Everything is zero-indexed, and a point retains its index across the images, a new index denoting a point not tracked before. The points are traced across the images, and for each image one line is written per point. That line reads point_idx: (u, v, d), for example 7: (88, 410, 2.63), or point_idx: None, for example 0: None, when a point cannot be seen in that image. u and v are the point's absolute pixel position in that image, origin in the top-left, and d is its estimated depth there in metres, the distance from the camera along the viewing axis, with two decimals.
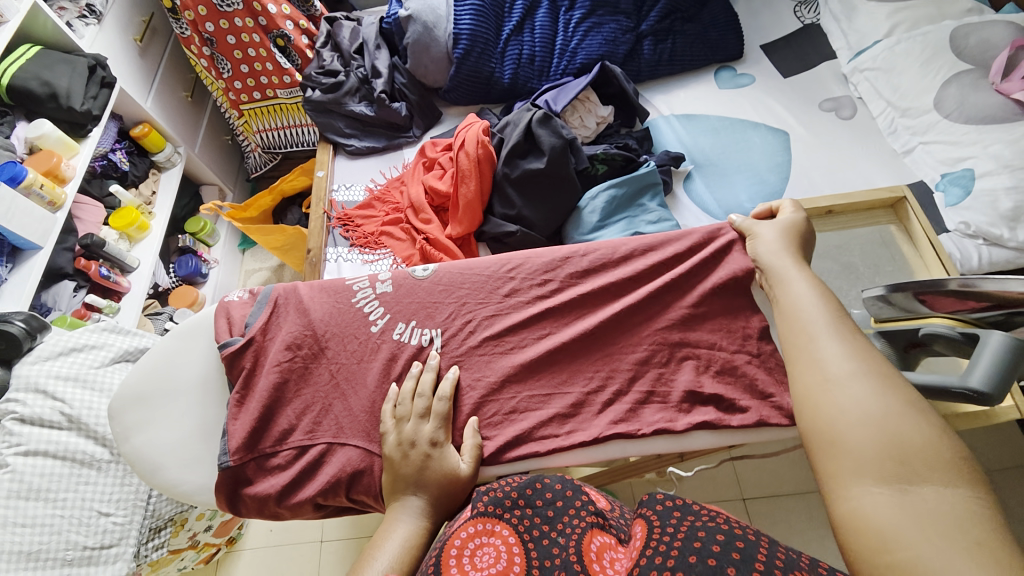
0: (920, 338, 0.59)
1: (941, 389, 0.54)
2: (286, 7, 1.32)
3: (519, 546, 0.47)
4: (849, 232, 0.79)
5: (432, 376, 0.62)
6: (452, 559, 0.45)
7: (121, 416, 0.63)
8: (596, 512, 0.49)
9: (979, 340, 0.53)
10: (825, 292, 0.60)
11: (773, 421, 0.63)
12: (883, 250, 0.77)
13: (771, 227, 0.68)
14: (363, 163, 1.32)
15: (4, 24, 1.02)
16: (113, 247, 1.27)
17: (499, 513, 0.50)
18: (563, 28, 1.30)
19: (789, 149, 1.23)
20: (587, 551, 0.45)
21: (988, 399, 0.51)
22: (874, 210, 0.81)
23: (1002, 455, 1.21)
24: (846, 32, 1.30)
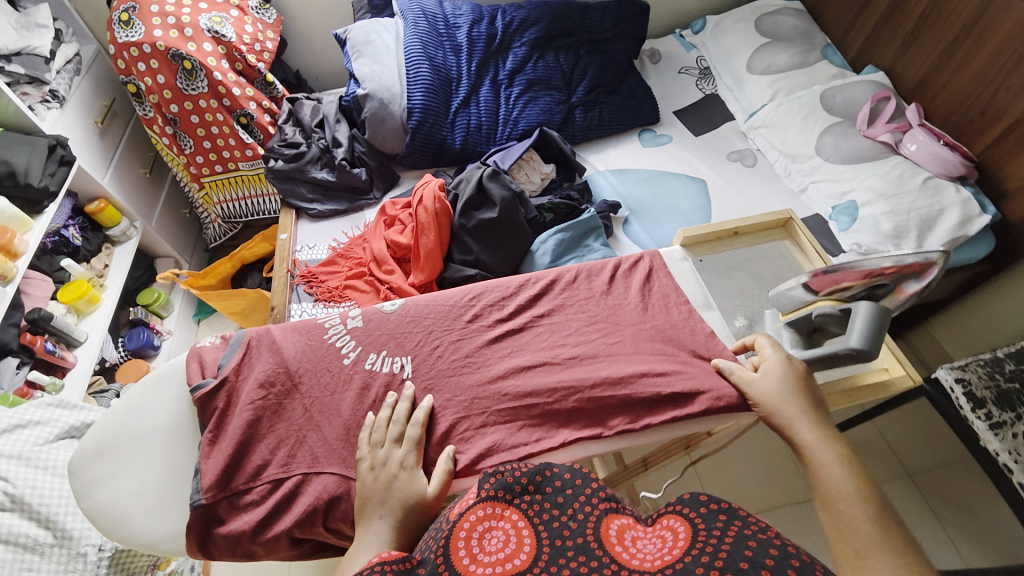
0: (814, 321, 0.72)
1: (833, 354, 0.68)
2: (250, 90, 1.43)
3: (528, 529, 0.49)
4: (753, 249, 0.91)
5: (407, 404, 0.66)
6: (462, 543, 0.47)
7: (83, 471, 0.63)
8: (610, 497, 0.52)
9: (852, 312, 0.68)
10: (865, 487, 0.54)
11: (710, 411, 0.71)
12: (783, 261, 0.89)
13: (779, 388, 0.66)
14: (327, 224, 1.39)
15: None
16: (61, 320, 1.24)
17: (508, 498, 0.52)
18: (504, 101, 1.49)
19: (707, 193, 1.42)
20: (606, 536, 0.48)
21: (866, 353, 0.66)
22: (770, 229, 0.93)
23: (940, 453, 1.33)
24: (739, 99, 1.56)
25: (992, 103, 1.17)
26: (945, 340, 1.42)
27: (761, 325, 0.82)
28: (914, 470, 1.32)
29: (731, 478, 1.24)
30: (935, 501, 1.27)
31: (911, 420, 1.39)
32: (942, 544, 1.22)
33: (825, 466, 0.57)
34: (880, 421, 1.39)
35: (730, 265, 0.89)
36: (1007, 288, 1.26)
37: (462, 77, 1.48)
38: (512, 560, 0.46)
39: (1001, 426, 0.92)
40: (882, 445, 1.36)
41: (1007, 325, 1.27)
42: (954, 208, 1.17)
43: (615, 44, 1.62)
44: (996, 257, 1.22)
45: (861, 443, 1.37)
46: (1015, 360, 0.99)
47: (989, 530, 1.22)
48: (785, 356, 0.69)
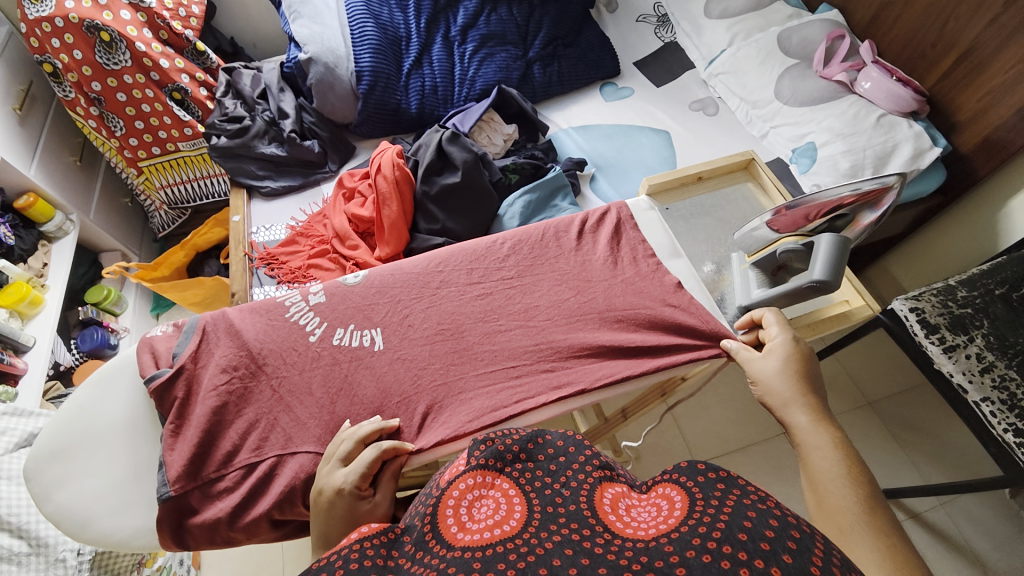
0: (779, 259, 0.74)
1: (799, 287, 0.70)
2: (180, 61, 1.31)
3: (520, 498, 0.48)
4: (717, 194, 0.91)
5: (375, 428, 0.60)
6: (450, 510, 0.47)
7: (38, 476, 0.60)
8: (604, 466, 0.52)
9: (814, 243, 0.69)
10: (854, 469, 0.52)
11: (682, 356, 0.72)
12: (746, 204, 0.90)
13: (780, 370, 0.63)
14: (282, 203, 1.32)
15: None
16: (4, 326, 1.15)
17: (500, 467, 0.52)
18: (458, 60, 1.42)
19: (671, 145, 1.41)
20: (600, 505, 0.47)
21: (827, 284, 0.67)
22: (733, 172, 0.93)
23: (899, 380, 1.42)
24: (698, 45, 1.54)
25: (942, 35, 1.18)
26: (900, 275, 1.49)
27: (729, 268, 0.84)
28: (875, 398, 1.41)
29: (707, 420, 1.30)
30: (894, 425, 1.37)
31: (872, 351, 1.47)
32: (903, 464, 1.32)
33: (816, 449, 0.55)
34: (843, 355, 1.46)
35: (696, 211, 0.89)
36: (957, 219, 1.32)
37: (412, 36, 1.40)
38: (502, 524, 0.45)
39: (954, 348, 0.98)
40: (846, 378, 1.44)
41: (957, 254, 1.34)
42: (907, 142, 1.20)
43: None
44: (947, 189, 1.27)
45: (827, 378, 1.44)
46: (966, 287, 1.04)
47: (943, 448, 1.33)
48: (798, 339, 0.66)
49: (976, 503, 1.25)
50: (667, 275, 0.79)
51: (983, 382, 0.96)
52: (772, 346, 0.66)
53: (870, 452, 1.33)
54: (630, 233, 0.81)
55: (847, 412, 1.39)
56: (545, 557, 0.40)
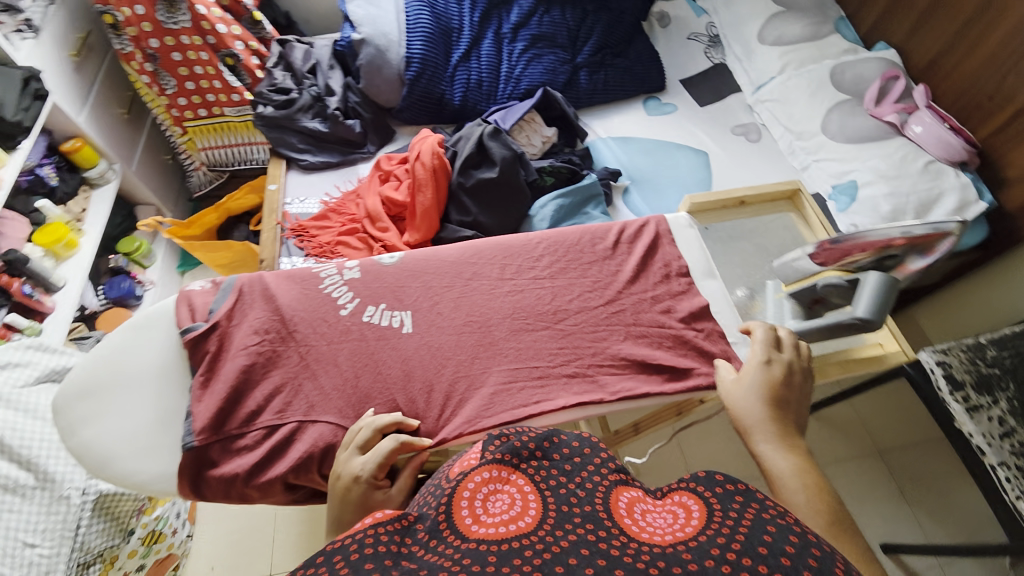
0: (819, 292, 0.74)
1: (840, 323, 0.70)
2: (237, 28, 1.33)
3: (535, 495, 0.48)
4: (759, 219, 0.91)
5: (389, 420, 0.60)
6: (465, 503, 0.47)
7: (67, 410, 0.61)
8: (619, 471, 0.52)
9: (861, 281, 0.69)
10: (817, 494, 0.53)
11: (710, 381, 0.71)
12: (786, 233, 0.89)
13: (751, 394, 0.63)
14: (318, 177, 1.34)
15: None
16: (40, 263, 1.20)
17: (516, 463, 0.52)
18: (507, 57, 1.43)
19: (709, 166, 1.40)
20: (616, 508, 0.47)
21: (870, 324, 0.68)
22: (776, 200, 0.93)
23: (912, 432, 1.39)
24: (748, 70, 1.53)
25: (1001, 88, 1.15)
26: (928, 326, 1.46)
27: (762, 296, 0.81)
28: (887, 447, 1.38)
29: (712, 448, 1.28)
30: (902, 478, 1.34)
31: (889, 401, 1.44)
32: (906, 518, 1.29)
33: (779, 477, 0.55)
34: (858, 399, 1.44)
35: (733, 233, 0.89)
36: (993, 276, 1.29)
37: (464, 28, 1.41)
38: (519, 519, 0.45)
39: (977, 409, 0.95)
40: (859, 424, 1.41)
41: (989, 312, 1.30)
42: (953, 193, 1.17)
43: (624, 3, 1.54)
44: (989, 244, 1.24)
45: (839, 419, 1.41)
46: (996, 346, 1.02)
47: (949, 506, 1.30)
48: (772, 362, 0.66)
49: (976, 568, 1.22)
50: (699, 295, 0.77)
51: (1002, 446, 0.93)
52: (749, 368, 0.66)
53: (874, 502, 1.31)
54: (666, 248, 0.81)
55: (854, 458, 1.36)
56: (561, 556, 0.40)
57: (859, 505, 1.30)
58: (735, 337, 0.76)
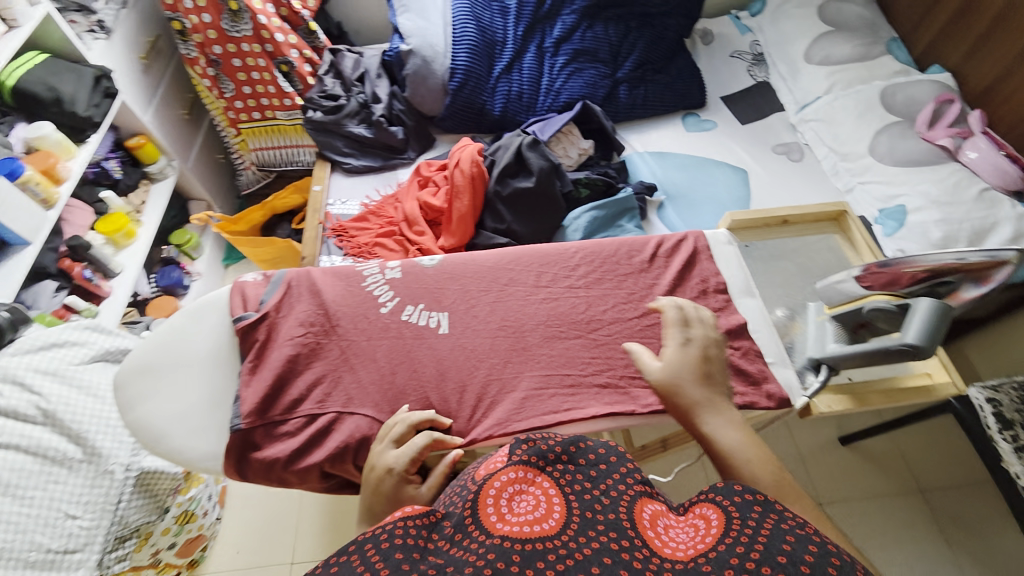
0: (865, 315, 0.71)
1: (884, 349, 0.67)
2: (293, 37, 1.41)
3: (559, 498, 0.47)
4: (803, 239, 0.91)
5: (424, 417, 0.62)
6: (490, 501, 0.47)
7: (127, 386, 0.65)
8: (644, 481, 0.50)
9: (911, 307, 0.65)
10: (758, 452, 0.55)
11: (746, 401, 0.69)
12: (831, 255, 0.90)
13: (683, 369, 0.62)
14: (360, 180, 1.39)
15: (16, 29, 1.09)
16: (100, 250, 1.28)
17: (540, 465, 0.51)
18: (548, 70, 1.45)
19: (747, 185, 1.38)
20: (640, 518, 0.46)
21: (921, 351, 0.63)
22: (822, 221, 0.93)
23: (956, 473, 1.31)
24: (792, 89, 1.50)
25: None
26: (978, 362, 1.38)
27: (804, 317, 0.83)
28: (928, 487, 1.30)
29: None
30: (943, 520, 1.26)
31: (933, 439, 1.36)
32: (947, 565, 1.21)
33: (734, 452, 0.55)
34: (898, 434, 1.37)
35: (774, 252, 0.90)
36: None
37: (507, 42, 1.44)
38: (543, 521, 0.45)
39: None
40: (897, 458, 1.34)
41: None
42: (1009, 223, 1.12)
43: (667, 20, 1.55)
44: None
45: (877, 453, 1.35)
46: None
47: (996, 556, 1.21)
48: (690, 342, 0.64)
49: None
50: (737, 313, 0.76)
51: None
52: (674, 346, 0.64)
53: (912, 545, 1.23)
54: (705, 265, 0.79)
55: (891, 496, 1.29)
56: (586, 562, 0.41)
57: (895, 546, 1.23)
58: (773, 357, 0.74)
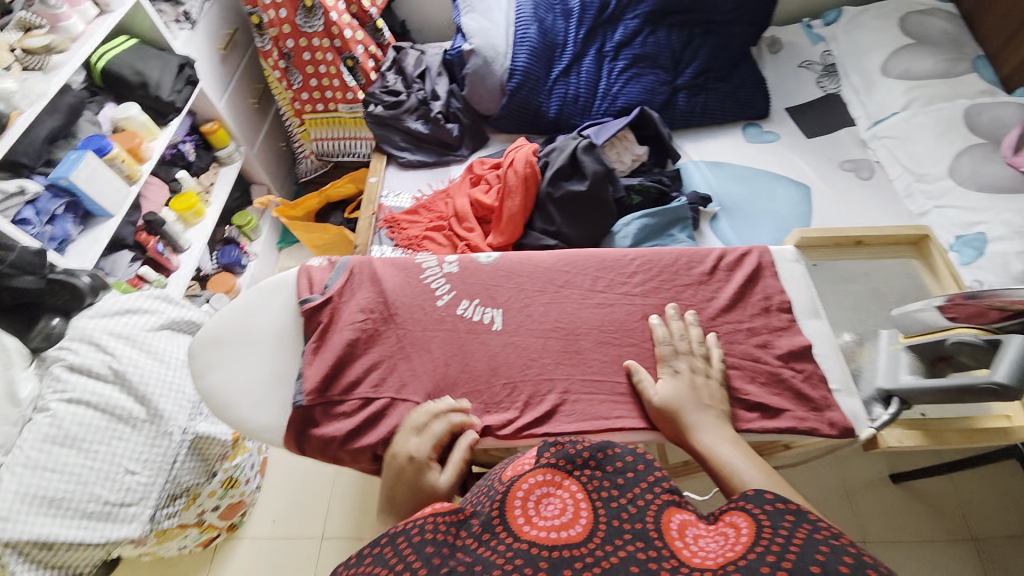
0: (947, 349, 0.66)
1: (969, 387, 0.62)
2: (360, 33, 1.46)
3: (586, 503, 0.45)
4: (879, 262, 0.86)
5: (444, 405, 0.63)
6: (518, 503, 0.44)
7: (200, 355, 0.70)
8: (673, 491, 0.45)
9: (1002, 344, 0.61)
10: (751, 458, 0.55)
11: (805, 426, 0.66)
12: (910, 282, 0.85)
13: (678, 389, 0.63)
14: (413, 174, 1.43)
15: (108, 13, 1.16)
16: (172, 226, 1.37)
17: (569, 468, 0.48)
18: (606, 74, 1.44)
19: (809, 201, 1.32)
20: (667, 528, 0.42)
21: (1012, 392, 0.58)
22: (899, 245, 0.88)
23: (1015, 522, 1.21)
24: (866, 103, 1.43)
25: None
26: None
27: (873, 344, 0.78)
28: (983, 536, 1.20)
29: None
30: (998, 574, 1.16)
31: (992, 483, 1.26)
32: None
33: (728, 464, 0.54)
34: (954, 475, 1.27)
35: (847, 274, 0.84)
36: None
37: (568, 44, 1.44)
38: (569, 528, 0.43)
39: None
40: (953, 503, 1.24)
41: None
42: None
43: (735, 27, 1.50)
44: None
45: (929, 493, 1.26)
46: None
47: None
48: (680, 372, 0.65)
49: None
50: (801, 334, 0.73)
51: None
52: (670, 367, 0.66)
53: None
54: (769, 282, 0.76)
55: (942, 543, 1.20)
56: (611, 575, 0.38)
57: None
58: (837, 384, 0.70)
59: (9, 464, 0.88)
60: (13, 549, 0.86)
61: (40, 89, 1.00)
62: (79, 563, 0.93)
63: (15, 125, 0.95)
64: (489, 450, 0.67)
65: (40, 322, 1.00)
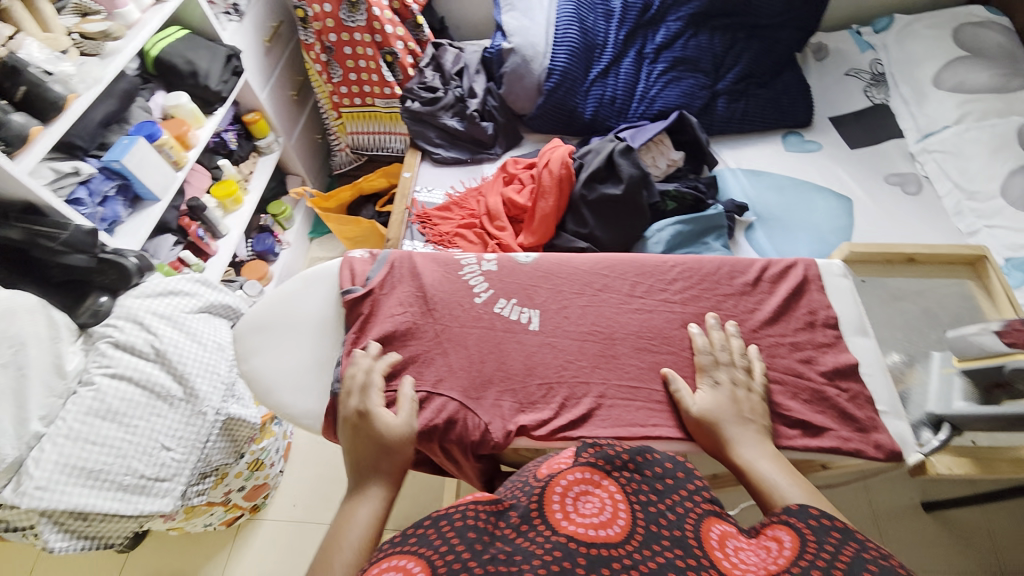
0: (1004, 375, 0.63)
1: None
2: (401, 29, 1.47)
3: (625, 504, 0.43)
4: (932, 281, 0.86)
5: (371, 359, 0.66)
6: (556, 499, 0.43)
7: (245, 340, 0.72)
8: (713, 501, 0.45)
9: None
10: (791, 473, 0.55)
11: (849, 447, 0.64)
12: (965, 303, 0.84)
13: (717, 400, 0.62)
14: (447, 171, 1.44)
15: (162, 4, 1.20)
16: (212, 212, 1.42)
17: (607, 469, 0.47)
18: (644, 77, 1.42)
19: (852, 215, 1.28)
20: (706, 539, 0.41)
21: None
22: (954, 265, 0.87)
23: None
24: (915, 115, 1.39)
25: None
26: None
27: (923, 365, 0.79)
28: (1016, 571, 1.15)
29: None
30: None
31: None
32: None
33: (768, 480, 0.54)
34: (988, 506, 1.22)
35: (897, 292, 0.85)
36: None
37: (607, 45, 1.43)
38: (609, 527, 0.41)
39: None
40: (986, 535, 1.19)
41: None
42: None
43: (780, 32, 1.46)
44: None
45: (961, 523, 1.21)
46: None
47: None
48: (720, 383, 0.64)
49: None
50: (847, 351, 0.71)
51: None
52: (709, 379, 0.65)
53: None
54: (814, 297, 0.74)
55: None
56: None
57: None
58: (885, 405, 0.69)
59: (51, 434, 0.87)
60: (47, 518, 0.86)
61: (96, 73, 1.03)
62: (112, 534, 0.94)
63: (71, 108, 0.96)
64: (519, 450, 0.67)
65: (88, 299, 1.03)
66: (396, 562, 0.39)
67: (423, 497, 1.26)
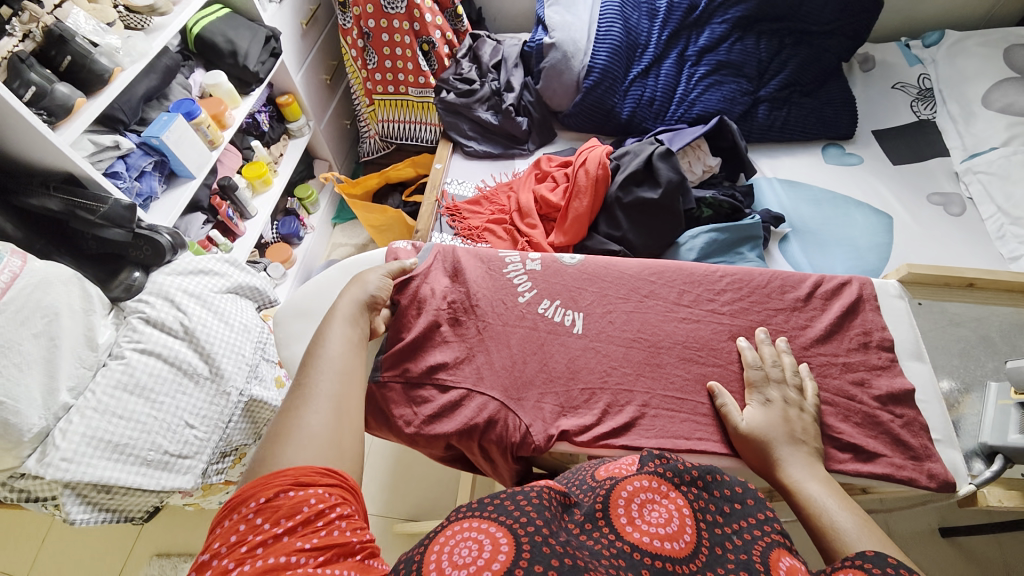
0: None
1: None
2: (440, 19, 1.46)
3: (691, 520, 0.44)
4: (990, 307, 0.84)
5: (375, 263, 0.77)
6: (621, 504, 0.45)
7: (288, 325, 0.73)
8: (783, 533, 0.43)
9: None
10: (840, 497, 0.52)
11: (898, 475, 0.63)
12: (1020, 333, 0.82)
13: (766, 418, 0.61)
14: (478, 164, 1.43)
15: None
16: (242, 193, 1.42)
17: (674, 480, 0.47)
18: (685, 79, 1.39)
19: (891, 233, 1.24)
20: (776, 568, 0.40)
21: None
22: (1013, 292, 0.85)
23: None
24: (962, 134, 1.34)
25: None
26: None
27: (979, 394, 0.78)
28: None
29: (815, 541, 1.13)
30: None
31: None
32: None
33: (816, 501, 0.51)
34: (1006, 537, 1.19)
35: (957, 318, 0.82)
36: None
37: (649, 45, 1.40)
38: (675, 541, 0.42)
39: None
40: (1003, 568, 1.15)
41: None
42: None
43: (829, 40, 1.42)
44: None
45: (980, 555, 1.17)
46: None
47: None
48: (772, 401, 0.62)
49: None
50: (902, 376, 0.70)
51: None
52: (754, 396, 0.64)
53: None
54: (868, 318, 0.73)
55: None
56: None
57: None
58: (939, 434, 0.68)
59: (79, 406, 0.86)
60: (71, 490, 0.85)
61: (142, 48, 1.03)
62: (132, 507, 0.93)
63: (115, 83, 0.97)
64: (556, 454, 0.66)
65: (121, 274, 1.03)
66: (475, 524, 0.42)
67: (432, 490, 1.27)
